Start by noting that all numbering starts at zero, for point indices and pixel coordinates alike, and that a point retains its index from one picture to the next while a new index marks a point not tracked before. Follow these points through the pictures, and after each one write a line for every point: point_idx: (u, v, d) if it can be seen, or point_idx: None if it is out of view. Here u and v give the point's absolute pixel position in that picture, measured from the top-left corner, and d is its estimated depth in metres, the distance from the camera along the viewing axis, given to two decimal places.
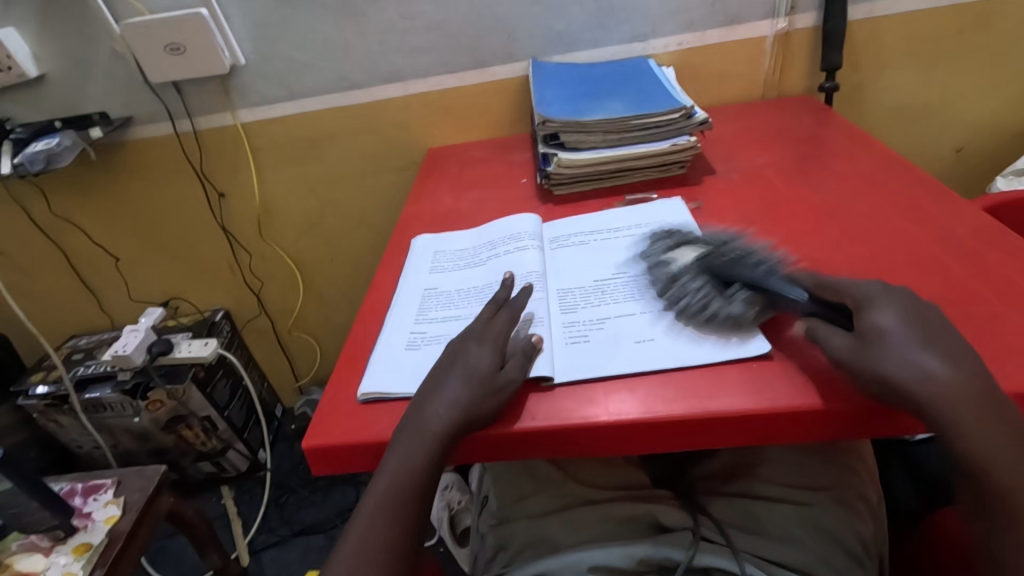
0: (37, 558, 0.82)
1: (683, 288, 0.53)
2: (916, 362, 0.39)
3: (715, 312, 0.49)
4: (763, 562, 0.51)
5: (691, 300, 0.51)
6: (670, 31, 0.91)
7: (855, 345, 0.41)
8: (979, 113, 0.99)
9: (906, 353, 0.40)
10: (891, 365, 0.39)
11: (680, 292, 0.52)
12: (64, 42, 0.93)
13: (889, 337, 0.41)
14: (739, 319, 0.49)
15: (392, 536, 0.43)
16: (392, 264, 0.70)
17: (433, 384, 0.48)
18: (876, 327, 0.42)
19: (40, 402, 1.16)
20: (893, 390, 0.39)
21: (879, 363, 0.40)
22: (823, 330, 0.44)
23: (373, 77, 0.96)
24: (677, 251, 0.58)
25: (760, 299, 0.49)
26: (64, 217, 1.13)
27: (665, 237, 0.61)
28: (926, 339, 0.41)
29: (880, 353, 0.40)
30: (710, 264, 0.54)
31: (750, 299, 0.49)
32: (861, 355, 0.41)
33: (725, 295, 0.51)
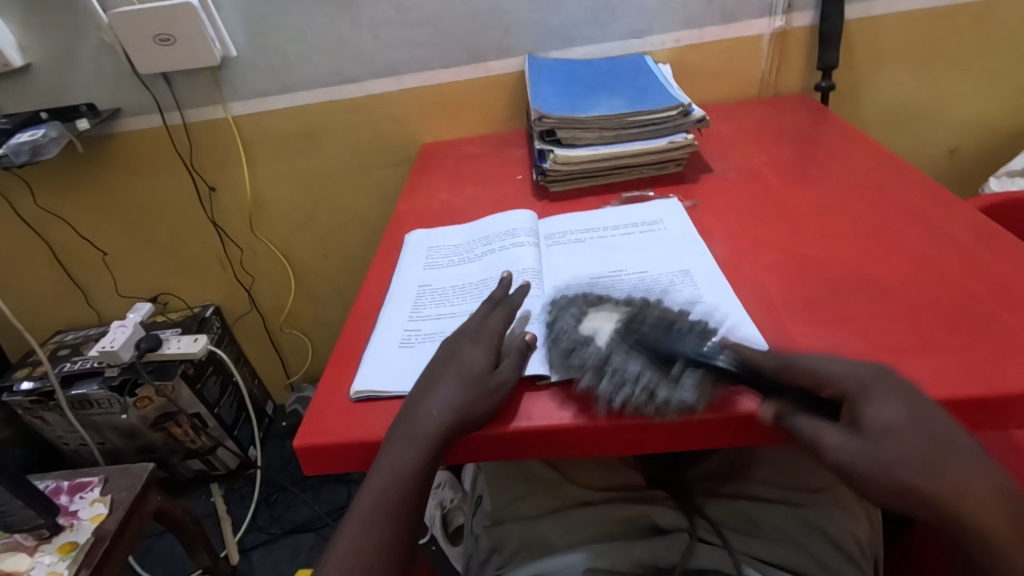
0: (22, 557, 0.81)
1: (613, 372, 0.44)
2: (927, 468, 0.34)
3: (662, 402, 0.42)
4: (759, 564, 0.51)
5: (628, 389, 0.43)
6: (667, 28, 0.90)
7: (855, 442, 0.36)
8: (973, 114, 0.99)
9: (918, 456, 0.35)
10: (906, 470, 0.35)
11: (611, 376, 0.44)
12: (50, 30, 0.91)
13: (901, 442, 0.36)
14: (690, 406, 0.42)
15: (386, 537, 0.42)
16: (385, 261, 0.69)
17: (427, 383, 0.47)
18: (885, 425, 0.37)
19: (25, 398, 1.14)
20: (905, 497, 0.34)
21: (886, 466, 0.35)
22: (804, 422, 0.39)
23: (367, 71, 0.95)
24: (587, 321, 0.49)
25: (706, 380, 0.43)
26: (50, 210, 1.11)
27: (567, 305, 0.51)
28: (940, 442, 0.36)
29: (893, 457, 0.35)
30: (636, 335, 0.46)
31: (698, 383, 0.43)
32: (870, 459, 0.35)
33: (666, 377, 0.44)
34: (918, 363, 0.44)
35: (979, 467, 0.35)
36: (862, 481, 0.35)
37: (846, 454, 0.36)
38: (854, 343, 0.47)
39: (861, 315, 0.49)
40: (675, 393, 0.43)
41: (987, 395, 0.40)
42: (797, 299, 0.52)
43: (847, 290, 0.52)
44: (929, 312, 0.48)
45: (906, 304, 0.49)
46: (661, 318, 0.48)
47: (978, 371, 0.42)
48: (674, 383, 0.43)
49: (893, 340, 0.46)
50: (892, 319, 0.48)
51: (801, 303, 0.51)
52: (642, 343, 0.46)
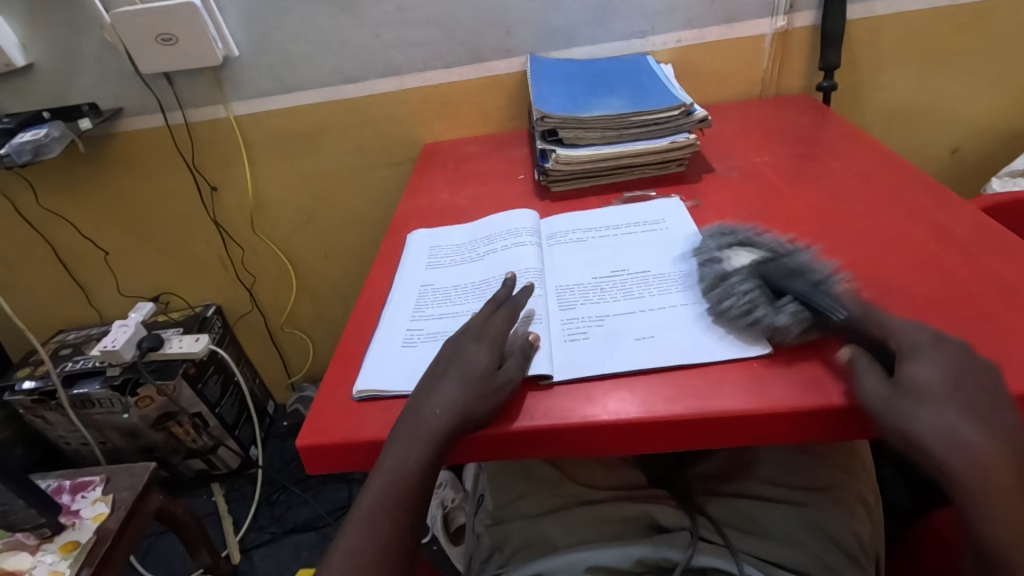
0: (24, 556, 0.81)
1: (730, 288, 0.49)
2: (944, 423, 0.37)
3: (757, 318, 0.46)
4: (760, 562, 0.51)
5: (732, 302, 0.48)
6: (669, 28, 0.90)
7: (890, 389, 0.39)
8: (975, 115, 0.99)
9: (940, 412, 0.37)
10: (923, 423, 0.37)
11: (728, 291, 0.49)
12: (52, 30, 0.91)
13: (932, 398, 0.38)
14: (781, 330, 0.45)
15: (388, 537, 0.42)
16: (387, 260, 0.69)
17: (430, 383, 0.47)
18: (921, 383, 0.39)
19: (26, 398, 1.14)
20: (918, 449, 0.37)
21: (910, 419, 0.37)
22: (864, 367, 0.41)
23: (368, 71, 0.95)
24: (732, 248, 0.54)
25: (809, 313, 0.46)
26: (51, 210, 1.11)
27: (721, 236, 0.57)
28: (970, 401, 0.38)
29: (916, 410, 0.38)
30: (769, 266, 0.50)
31: (799, 310, 0.45)
32: (892, 405, 0.38)
33: (776, 302, 0.47)
34: None
35: (996, 432, 0.36)
36: (886, 427, 0.38)
37: (876, 399, 0.39)
38: None
39: None
40: (774, 312, 0.46)
41: None
42: None
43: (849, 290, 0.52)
44: (931, 312, 0.48)
45: (908, 304, 0.49)
46: (800, 259, 0.51)
47: None
48: (775, 309, 0.47)
49: None
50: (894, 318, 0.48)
51: None
52: (767, 273, 0.49)
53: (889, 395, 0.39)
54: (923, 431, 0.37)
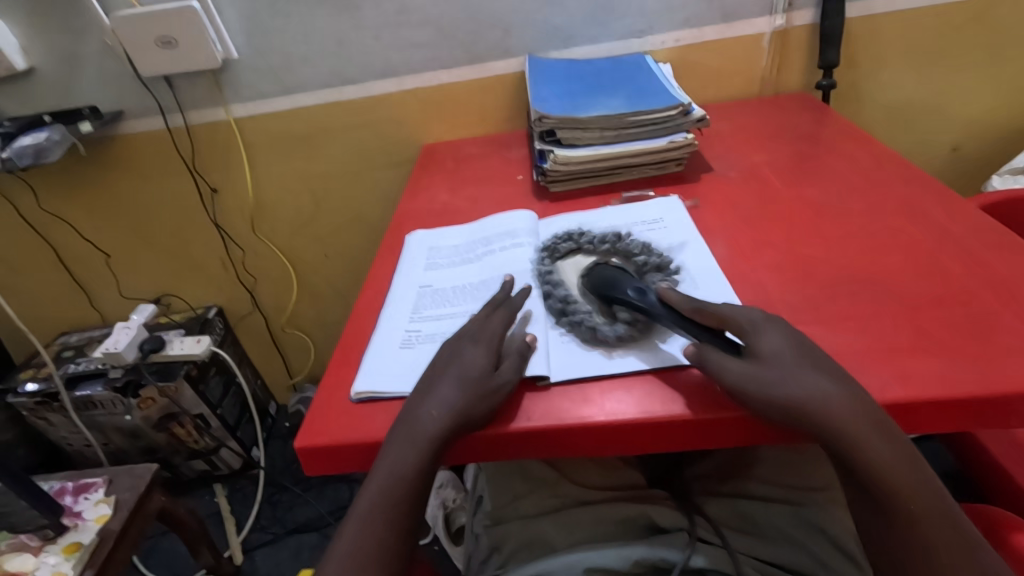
0: (27, 557, 0.82)
1: (571, 310, 0.53)
2: (806, 390, 0.40)
3: (593, 331, 0.50)
4: (759, 563, 0.50)
5: (575, 319, 0.52)
6: (668, 28, 0.90)
7: (749, 366, 0.43)
8: (977, 112, 0.99)
9: (796, 381, 0.41)
10: (786, 394, 0.41)
11: (569, 309, 0.53)
12: (52, 33, 0.91)
13: (784, 368, 0.42)
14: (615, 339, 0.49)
15: (387, 538, 0.42)
16: (386, 261, 0.69)
17: (427, 385, 0.47)
18: (771, 354, 0.43)
19: (29, 400, 1.14)
20: (802, 417, 0.40)
21: (770, 390, 0.41)
22: (712, 356, 0.44)
23: (367, 72, 0.95)
24: (565, 263, 0.59)
25: (636, 318, 0.50)
26: (53, 212, 1.11)
27: (555, 247, 0.61)
28: (811, 360, 0.43)
29: (778, 382, 0.41)
30: (598, 275, 0.54)
31: (629, 317, 0.50)
32: (760, 376, 0.42)
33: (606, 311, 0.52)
34: (916, 363, 0.44)
35: (869, 407, 0.40)
36: (761, 398, 0.41)
37: (741, 376, 0.42)
38: (851, 342, 0.47)
39: (859, 313, 0.49)
40: (610, 327, 0.50)
41: (986, 393, 0.40)
42: (797, 298, 0.52)
43: (846, 290, 0.52)
44: (929, 311, 0.48)
45: (905, 304, 0.49)
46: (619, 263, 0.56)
47: (977, 370, 0.42)
48: (603, 324, 0.50)
49: (892, 340, 0.46)
50: (891, 317, 0.48)
51: (800, 302, 0.52)
52: (594, 285, 0.54)
53: (734, 370, 0.42)
54: (789, 400, 0.40)
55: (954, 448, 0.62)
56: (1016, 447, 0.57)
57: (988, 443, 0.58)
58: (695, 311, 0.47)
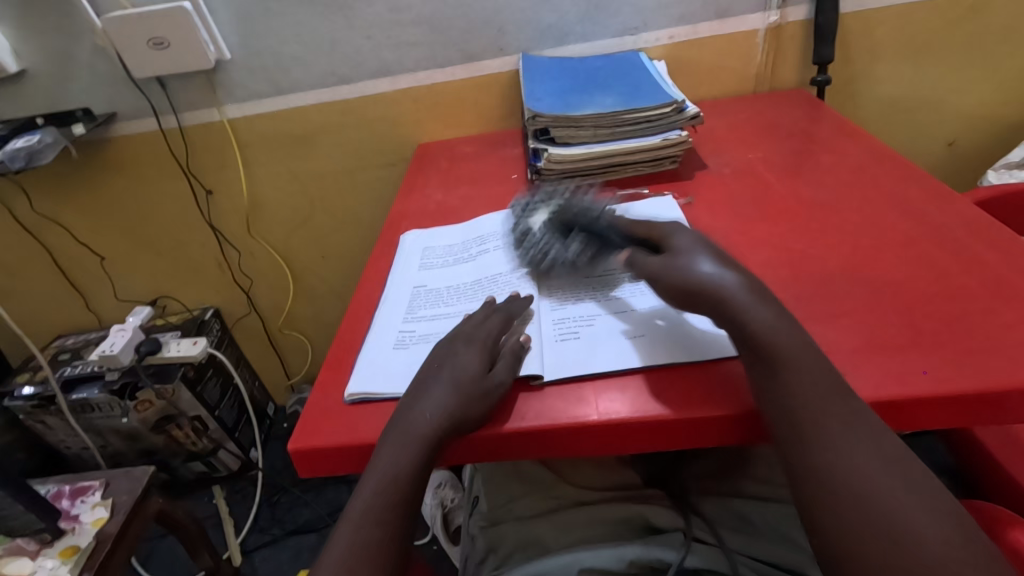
0: (24, 561, 0.82)
1: (531, 242, 0.60)
2: (695, 270, 0.46)
3: (553, 261, 0.58)
4: (755, 562, 0.50)
5: (534, 252, 0.59)
6: (662, 25, 0.90)
7: (659, 260, 0.49)
8: (973, 106, 0.98)
9: (695, 265, 0.46)
10: (683, 278, 0.46)
11: (529, 244, 0.60)
12: (44, 36, 0.91)
13: (687, 256, 0.47)
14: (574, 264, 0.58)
15: (379, 541, 0.42)
16: (379, 262, 0.69)
17: (421, 386, 0.47)
18: (681, 244, 0.49)
19: (26, 403, 1.14)
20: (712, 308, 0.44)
21: (668, 274, 0.47)
22: (641, 259, 0.50)
23: (361, 72, 0.95)
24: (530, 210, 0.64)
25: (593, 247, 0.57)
26: (48, 215, 1.11)
27: (522, 203, 0.67)
28: (722, 256, 0.47)
29: (679, 265, 0.47)
30: (558, 213, 0.60)
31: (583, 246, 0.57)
32: (665, 268, 0.48)
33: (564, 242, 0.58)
34: (910, 360, 0.44)
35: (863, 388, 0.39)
36: (668, 286, 0.47)
37: (654, 266, 0.48)
38: (845, 340, 0.46)
39: (852, 310, 0.49)
40: (566, 251, 0.58)
41: (981, 390, 0.40)
42: (790, 295, 0.52)
43: (840, 287, 0.52)
44: (923, 308, 0.48)
45: (900, 301, 0.49)
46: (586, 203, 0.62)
47: (971, 367, 0.42)
48: (566, 251, 0.57)
49: (887, 337, 0.46)
50: (885, 315, 0.48)
51: (794, 299, 0.51)
52: (558, 221, 0.60)
53: (653, 262, 0.49)
54: (681, 279, 0.46)
55: (951, 444, 0.62)
56: (1012, 443, 0.57)
57: (984, 438, 0.58)
58: (637, 227, 0.54)
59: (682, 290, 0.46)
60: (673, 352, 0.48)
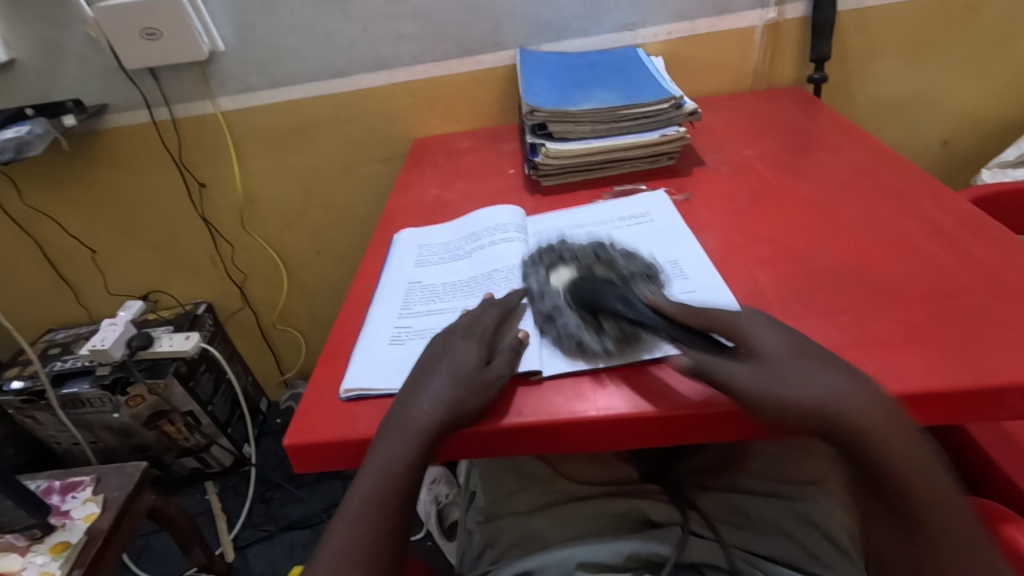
0: (14, 557, 0.81)
1: (556, 322, 0.50)
2: (809, 380, 0.39)
3: (585, 349, 0.48)
4: (752, 556, 0.51)
5: (560, 338, 0.49)
6: (660, 21, 0.90)
7: (747, 368, 0.41)
8: (967, 106, 0.99)
9: (798, 376, 0.39)
10: (796, 392, 0.39)
11: (554, 324, 0.50)
12: (34, 25, 0.90)
13: (783, 360, 0.41)
14: (608, 353, 0.47)
15: (378, 535, 0.42)
16: (374, 258, 0.68)
17: (417, 381, 0.47)
18: (762, 350, 0.42)
19: (15, 398, 1.13)
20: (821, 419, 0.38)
21: (781, 393, 0.39)
22: (715, 366, 0.41)
23: (356, 66, 0.94)
24: (551, 276, 0.55)
25: (624, 332, 0.48)
26: (38, 208, 1.10)
27: (540, 260, 0.57)
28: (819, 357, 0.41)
29: (783, 377, 0.40)
30: (580, 287, 0.52)
31: (617, 334, 0.48)
32: (763, 380, 0.40)
33: (593, 327, 0.49)
34: (908, 356, 0.44)
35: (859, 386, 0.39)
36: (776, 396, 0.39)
37: (750, 383, 0.40)
38: (842, 336, 0.46)
39: (849, 306, 0.49)
40: (598, 341, 0.48)
41: (978, 387, 0.40)
42: (787, 292, 0.52)
43: (838, 284, 0.52)
44: (920, 305, 0.48)
45: (895, 297, 0.49)
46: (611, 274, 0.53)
47: (969, 363, 0.42)
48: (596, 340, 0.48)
49: (882, 333, 0.46)
50: (882, 312, 0.48)
51: (791, 296, 0.51)
52: (579, 295, 0.51)
53: (730, 371, 0.40)
54: (794, 394, 0.39)
55: None
56: (1005, 440, 0.57)
57: (982, 435, 0.58)
58: (683, 313, 0.45)
59: (795, 408, 0.38)
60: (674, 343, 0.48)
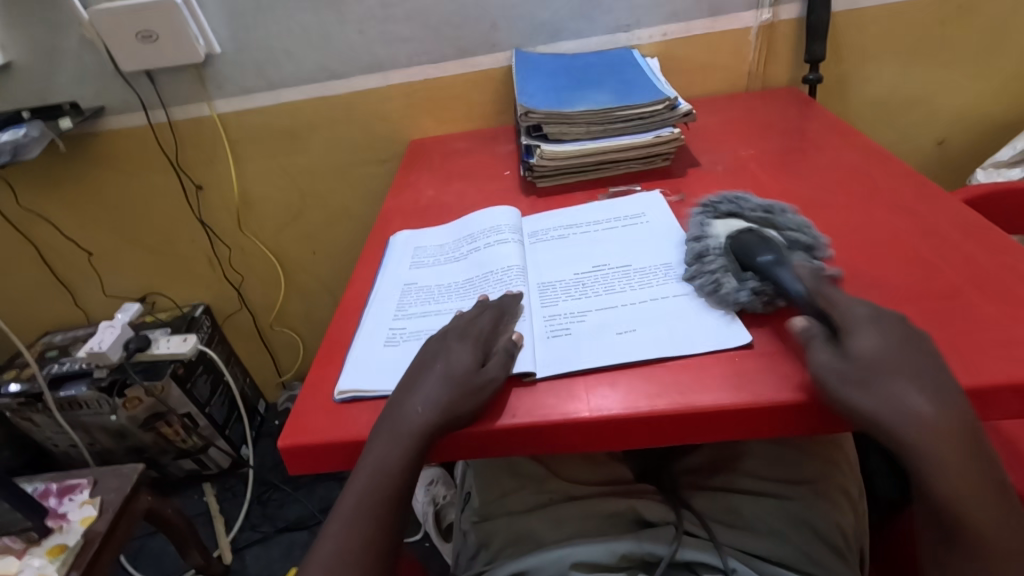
0: (10, 560, 0.81)
1: (704, 264, 0.53)
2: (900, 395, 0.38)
3: (716, 291, 0.51)
4: (745, 555, 0.51)
5: (702, 280, 0.52)
6: (655, 22, 0.90)
7: (838, 361, 0.41)
8: (962, 106, 0.99)
9: (892, 387, 0.39)
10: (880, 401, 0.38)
11: (700, 265, 0.54)
12: (30, 28, 0.90)
13: (884, 371, 0.39)
14: (741, 301, 0.49)
15: (370, 537, 0.42)
16: (370, 260, 0.69)
17: (411, 382, 0.47)
18: (858, 351, 0.41)
19: (13, 401, 1.13)
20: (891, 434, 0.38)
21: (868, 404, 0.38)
22: (813, 341, 0.43)
23: (352, 68, 0.94)
24: (711, 225, 0.58)
25: (770, 289, 0.49)
26: (35, 211, 1.10)
27: (707, 211, 0.61)
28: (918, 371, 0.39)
29: (871, 384, 0.39)
30: (741, 240, 0.54)
31: (759, 287, 0.49)
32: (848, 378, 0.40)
33: (738, 275, 0.51)
34: None
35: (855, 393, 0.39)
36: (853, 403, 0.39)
37: (831, 374, 0.40)
38: None
39: None
40: (738, 286, 0.50)
41: (970, 386, 0.41)
42: None
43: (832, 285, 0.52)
44: (913, 305, 0.48)
45: (888, 297, 0.49)
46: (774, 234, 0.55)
47: (961, 362, 0.42)
48: (736, 285, 0.50)
49: None
50: None
51: None
52: (736, 246, 0.53)
53: (822, 355, 0.42)
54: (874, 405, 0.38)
55: None
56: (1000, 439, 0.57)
57: None
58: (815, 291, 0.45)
59: (874, 421, 0.38)
60: (667, 344, 0.48)
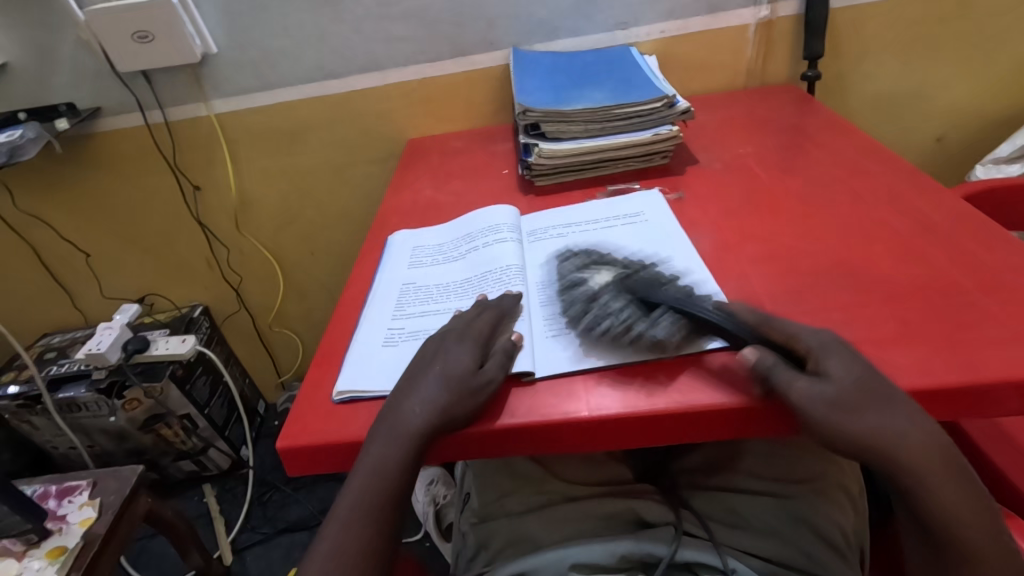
0: (10, 563, 0.81)
1: (605, 305, 0.49)
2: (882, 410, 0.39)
3: (639, 333, 0.47)
4: (744, 555, 0.50)
5: (611, 321, 0.48)
6: (653, 19, 0.89)
7: (817, 385, 0.40)
8: (960, 102, 0.99)
9: (873, 405, 0.39)
10: (860, 423, 0.38)
11: (600, 308, 0.49)
12: (26, 29, 0.89)
13: (862, 389, 0.40)
14: (663, 341, 0.46)
15: (369, 538, 0.42)
16: (368, 260, 0.68)
17: (410, 382, 0.47)
18: (833, 372, 0.41)
19: (11, 403, 1.13)
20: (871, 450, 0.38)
21: (851, 426, 0.38)
22: (778, 370, 0.41)
23: (349, 67, 0.94)
24: (588, 271, 0.55)
25: (684, 323, 0.47)
26: (32, 213, 1.10)
27: (574, 258, 0.58)
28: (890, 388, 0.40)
29: (854, 399, 0.39)
30: (631, 282, 0.51)
31: (675, 322, 0.47)
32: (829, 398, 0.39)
33: (647, 314, 0.48)
34: (900, 353, 0.44)
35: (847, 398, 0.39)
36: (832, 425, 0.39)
37: (810, 399, 0.39)
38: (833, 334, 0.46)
39: (842, 304, 0.49)
40: (652, 326, 0.47)
41: (969, 383, 0.41)
42: (779, 291, 0.52)
43: (831, 282, 0.52)
44: (913, 303, 0.48)
45: (887, 295, 0.49)
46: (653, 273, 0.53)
47: (960, 360, 0.42)
48: (654, 322, 0.47)
49: (874, 331, 0.46)
50: (874, 309, 0.48)
51: (783, 295, 0.51)
52: (634, 287, 0.50)
53: (798, 384, 0.40)
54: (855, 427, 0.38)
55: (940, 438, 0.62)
56: (999, 436, 0.57)
57: (975, 432, 0.58)
58: (759, 322, 0.45)
59: (859, 443, 0.38)
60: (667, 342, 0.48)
